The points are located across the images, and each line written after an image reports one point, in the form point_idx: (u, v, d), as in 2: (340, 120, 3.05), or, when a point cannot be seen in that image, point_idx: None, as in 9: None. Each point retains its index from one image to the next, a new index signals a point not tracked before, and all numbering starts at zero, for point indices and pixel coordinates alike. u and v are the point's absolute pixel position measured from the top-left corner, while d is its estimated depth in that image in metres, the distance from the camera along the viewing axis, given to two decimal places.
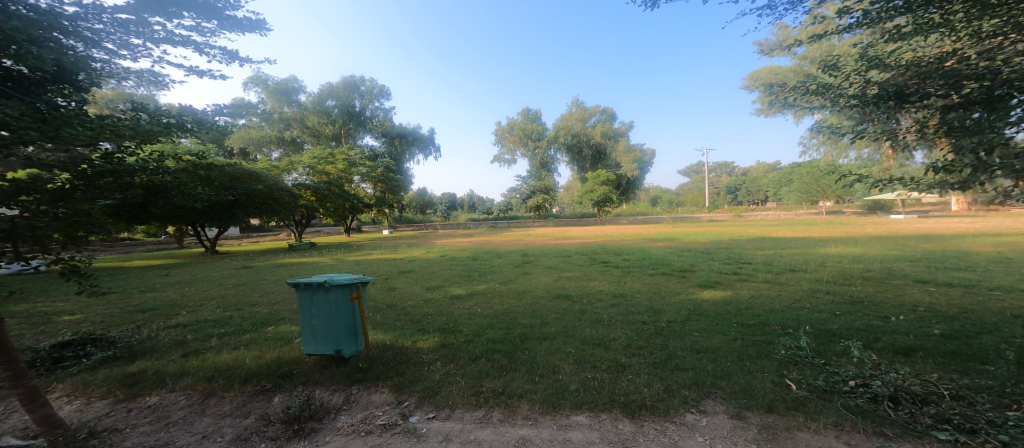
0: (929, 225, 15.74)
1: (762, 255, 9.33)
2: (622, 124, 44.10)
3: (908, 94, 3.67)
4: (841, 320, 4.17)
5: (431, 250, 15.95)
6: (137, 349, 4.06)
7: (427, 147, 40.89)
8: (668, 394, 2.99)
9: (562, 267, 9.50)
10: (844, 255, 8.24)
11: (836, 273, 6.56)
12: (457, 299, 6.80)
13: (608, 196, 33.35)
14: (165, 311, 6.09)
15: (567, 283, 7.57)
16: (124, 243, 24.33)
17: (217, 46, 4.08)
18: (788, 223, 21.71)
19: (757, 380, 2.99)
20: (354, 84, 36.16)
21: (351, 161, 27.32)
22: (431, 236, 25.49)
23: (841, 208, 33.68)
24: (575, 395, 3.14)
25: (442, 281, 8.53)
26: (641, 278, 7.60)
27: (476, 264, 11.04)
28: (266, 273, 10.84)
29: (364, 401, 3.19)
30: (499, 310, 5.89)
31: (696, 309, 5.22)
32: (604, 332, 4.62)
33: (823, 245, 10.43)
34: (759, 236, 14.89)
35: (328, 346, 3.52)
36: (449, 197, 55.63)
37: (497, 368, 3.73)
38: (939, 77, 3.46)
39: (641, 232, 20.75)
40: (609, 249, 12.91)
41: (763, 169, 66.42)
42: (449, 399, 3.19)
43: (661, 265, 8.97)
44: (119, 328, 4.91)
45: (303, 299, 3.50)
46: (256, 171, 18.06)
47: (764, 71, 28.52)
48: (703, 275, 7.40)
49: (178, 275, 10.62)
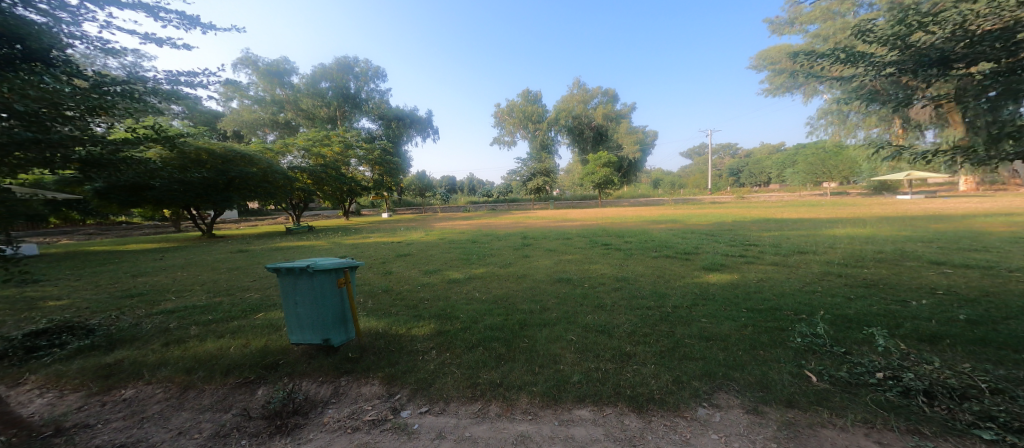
0: (939, 205, 15.36)
1: (768, 237, 9.09)
2: (624, 105, 43.25)
3: (952, 59, 3.36)
4: (857, 305, 3.95)
5: (430, 233, 15.77)
6: (117, 337, 3.83)
7: (425, 129, 40.22)
8: (678, 387, 2.80)
9: (562, 250, 9.30)
10: (854, 236, 7.98)
11: (847, 256, 6.30)
12: (455, 284, 6.61)
13: (609, 178, 32.86)
14: (153, 297, 5.88)
15: (568, 266, 7.34)
16: (121, 228, 24.14)
17: (172, 11, 3.79)
18: (791, 205, 21.34)
19: (774, 371, 2.78)
20: (348, 65, 35.24)
21: (347, 143, 26.82)
22: (430, 219, 25.18)
23: (846, 189, 33.30)
24: (577, 388, 2.95)
25: (441, 265, 8.32)
26: (645, 261, 7.36)
27: (475, 248, 10.82)
28: (261, 257, 10.65)
29: (353, 394, 3.00)
30: (498, 295, 5.68)
31: (703, 293, 5.01)
32: (607, 318, 4.43)
33: (830, 227, 10.15)
34: (764, 218, 14.57)
35: (314, 335, 3.29)
36: (449, 181, 54.95)
37: (494, 358, 3.53)
38: (993, 40, 3.12)
39: (642, 214, 20.44)
40: (610, 232, 12.70)
41: (766, 151, 65.51)
42: (444, 392, 3.00)
43: (664, 247, 8.74)
44: (101, 315, 4.70)
45: (286, 285, 3.25)
46: (249, 153, 17.65)
47: (773, 49, 27.72)
48: (708, 258, 7.17)
49: (173, 259, 10.45)
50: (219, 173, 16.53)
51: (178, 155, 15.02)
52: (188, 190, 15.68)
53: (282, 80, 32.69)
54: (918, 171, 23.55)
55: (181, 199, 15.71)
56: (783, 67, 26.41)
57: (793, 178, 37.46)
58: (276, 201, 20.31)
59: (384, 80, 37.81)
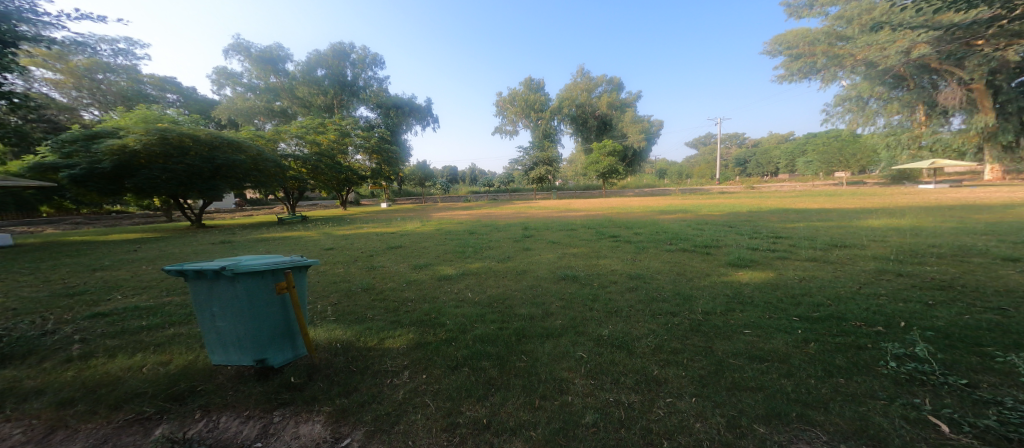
0: (968, 194, 14.46)
1: (796, 228, 8.21)
2: (629, 94, 41.85)
3: None
4: (944, 315, 3.14)
5: (427, 223, 15.00)
6: (4, 352, 3.00)
7: (425, 118, 39.06)
8: (735, 437, 2.02)
9: (566, 242, 8.44)
10: (896, 229, 7.10)
11: (898, 250, 5.45)
12: (445, 281, 5.78)
13: (614, 168, 31.71)
14: (95, 293, 5.06)
15: (574, 261, 6.49)
16: (109, 217, 23.44)
17: None
18: (806, 194, 20.35)
19: (875, 414, 2.01)
20: (344, 51, 34.03)
21: (343, 131, 25.92)
22: (428, 210, 24.36)
23: (863, 178, 32.44)
24: (593, 436, 2.18)
25: (433, 259, 7.52)
26: (659, 255, 6.51)
27: (472, 239, 9.96)
28: (241, 249, 9.86)
29: (287, 438, 2.21)
30: (493, 296, 4.86)
31: (736, 295, 4.20)
32: (622, 328, 3.64)
33: (862, 217, 9.28)
34: (782, 208, 13.66)
35: (242, 356, 2.45)
36: (450, 171, 53.95)
37: (482, 384, 2.75)
38: None
39: (652, 204, 19.46)
40: (618, 222, 11.91)
41: (775, 140, 64.08)
42: (412, 436, 2.23)
43: (680, 239, 7.88)
44: (10, 321, 3.86)
45: (198, 291, 2.37)
46: (237, 140, 16.79)
47: (791, 33, 25.95)
48: (733, 252, 6.29)
49: (147, 250, 9.70)
50: (204, 160, 15.72)
51: (159, 140, 14.62)
52: (170, 178, 14.89)
53: (276, 67, 32.16)
54: (942, 161, 22.59)
55: (163, 188, 14.92)
56: (800, 51, 25.15)
57: (807, 168, 36.26)
58: (268, 189, 19.56)
59: (381, 67, 36.71)
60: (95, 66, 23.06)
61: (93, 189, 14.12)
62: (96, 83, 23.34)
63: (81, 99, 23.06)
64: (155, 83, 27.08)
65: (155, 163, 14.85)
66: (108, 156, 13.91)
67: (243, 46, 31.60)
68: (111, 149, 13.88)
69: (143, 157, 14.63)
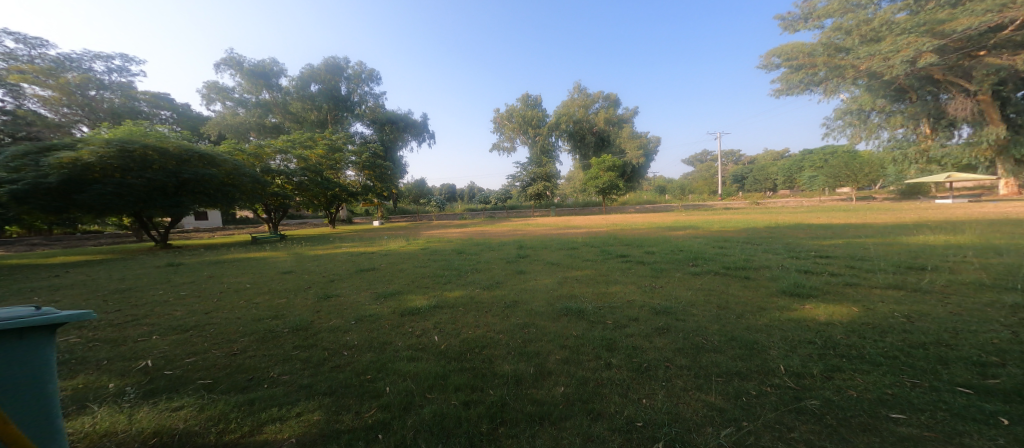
0: (994, 209, 13.41)
1: (841, 246, 6.84)
2: (628, 110, 40.99)
3: None
4: None
5: (412, 242, 13.56)
6: None
7: (421, 134, 37.84)
8: None
9: (567, 263, 7.06)
10: (970, 246, 5.81)
11: (1008, 275, 4.14)
12: (409, 317, 4.32)
13: (614, 184, 30.49)
14: None
15: (579, 288, 5.06)
16: (74, 237, 21.72)
17: None
18: (819, 210, 19.14)
19: None
20: (338, 66, 33.08)
21: (334, 147, 24.36)
22: (420, 227, 22.91)
23: (870, 194, 31.51)
24: None
25: (403, 285, 6.08)
26: (686, 280, 5.10)
27: (457, 260, 8.51)
28: (183, 273, 8.25)
29: None
30: (467, 340, 3.44)
31: (827, 343, 2.80)
32: (667, 404, 2.23)
33: (911, 233, 7.95)
34: (804, 223, 12.35)
35: None
36: (446, 189, 52.56)
37: None
38: None
39: (655, 220, 18.03)
40: (623, 239, 10.51)
41: (771, 157, 63.49)
42: None
43: (704, 260, 6.49)
44: None
45: None
46: (210, 153, 15.54)
47: (787, 45, 25.46)
48: (781, 277, 4.89)
49: (70, 276, 8.07)
50: (168, 174, 14.34)
51: (118, 153, 13.19)
52: (126, 194, 13.36)
53: (268, 81, 31.22)
54: (958, 175, 21.63)
55: (119, 205, 13.31)
56: (800, 63, 24.51)
57: (812, 184, 35.33)
58: (244, 206, 18.09)
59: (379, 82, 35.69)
60: (87, 82, 22.08)
61: (36, 208, 12.33)
62: (87, 100, 22.18)
63: (71, 115, 21.62)
64: (149, 100, 25.96)
65: (111, 177, 13.40)
66: (56, 170, 12.34)
67: (234, 60, 30.74)
68: (61, 161, 12.33)
69: (98, 170, 13.17)
